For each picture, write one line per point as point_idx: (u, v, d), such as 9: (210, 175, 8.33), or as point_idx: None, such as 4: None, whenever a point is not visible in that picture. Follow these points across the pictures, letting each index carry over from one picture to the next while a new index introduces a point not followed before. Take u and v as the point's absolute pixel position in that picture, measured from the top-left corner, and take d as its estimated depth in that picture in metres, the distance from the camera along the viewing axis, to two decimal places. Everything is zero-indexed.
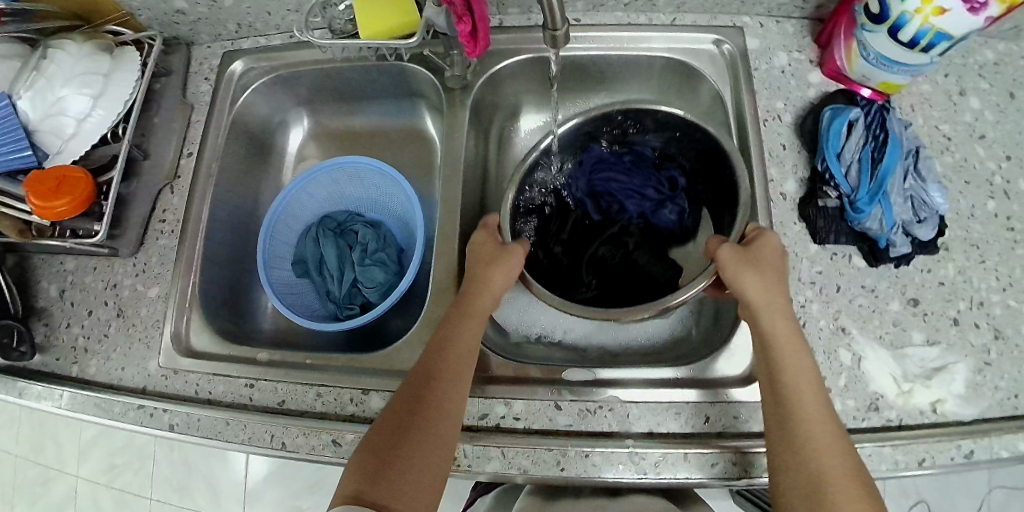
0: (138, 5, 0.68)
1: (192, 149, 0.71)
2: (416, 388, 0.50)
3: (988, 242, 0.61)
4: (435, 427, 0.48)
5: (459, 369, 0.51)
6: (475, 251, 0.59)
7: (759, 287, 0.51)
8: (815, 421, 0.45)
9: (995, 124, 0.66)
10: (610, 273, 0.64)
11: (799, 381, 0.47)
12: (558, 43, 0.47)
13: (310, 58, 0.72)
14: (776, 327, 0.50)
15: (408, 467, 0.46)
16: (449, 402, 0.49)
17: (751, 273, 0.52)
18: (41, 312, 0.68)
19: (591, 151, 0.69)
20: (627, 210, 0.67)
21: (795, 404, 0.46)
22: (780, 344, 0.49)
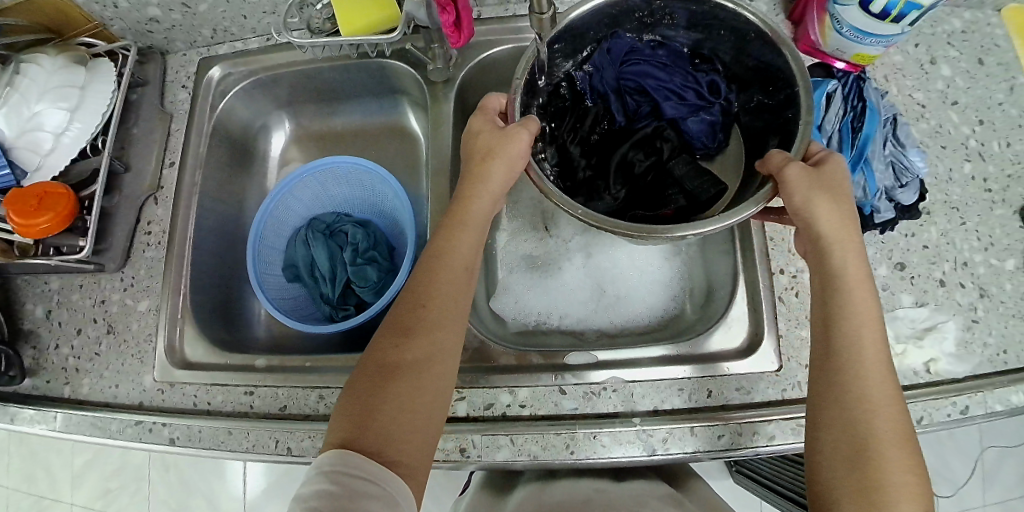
0: (110, 15, 0.67)
1: (174, 159, 0.70)
2: (412, 313, 0.49)
3: (968, 203, 0.63)
4: (432, 356, 0.47)
5: (453, 296, 0.50)
6: (473, 142, 0.55)
7: (838, 221, 0.48)
8: (873, 376, 0.45)
9: (966, 90, 0.67)
10: (638, 179, 0.60)
11: (866, 333, 0.46)
12: (544, 26, 0.48)
13: (288, 60, 0.71)
14: (847, 267, 0.48)
15: (405, 399, 0.45)
16: (443, 332, 0.48)
17: (826, 197, 0.47)
18: (28, 335, 0.66)
19: (623, 38, 0.60)
20: (661, 111, 0.61)
21: (853, 351, 0.46)
22: (848, 289, 0.47)
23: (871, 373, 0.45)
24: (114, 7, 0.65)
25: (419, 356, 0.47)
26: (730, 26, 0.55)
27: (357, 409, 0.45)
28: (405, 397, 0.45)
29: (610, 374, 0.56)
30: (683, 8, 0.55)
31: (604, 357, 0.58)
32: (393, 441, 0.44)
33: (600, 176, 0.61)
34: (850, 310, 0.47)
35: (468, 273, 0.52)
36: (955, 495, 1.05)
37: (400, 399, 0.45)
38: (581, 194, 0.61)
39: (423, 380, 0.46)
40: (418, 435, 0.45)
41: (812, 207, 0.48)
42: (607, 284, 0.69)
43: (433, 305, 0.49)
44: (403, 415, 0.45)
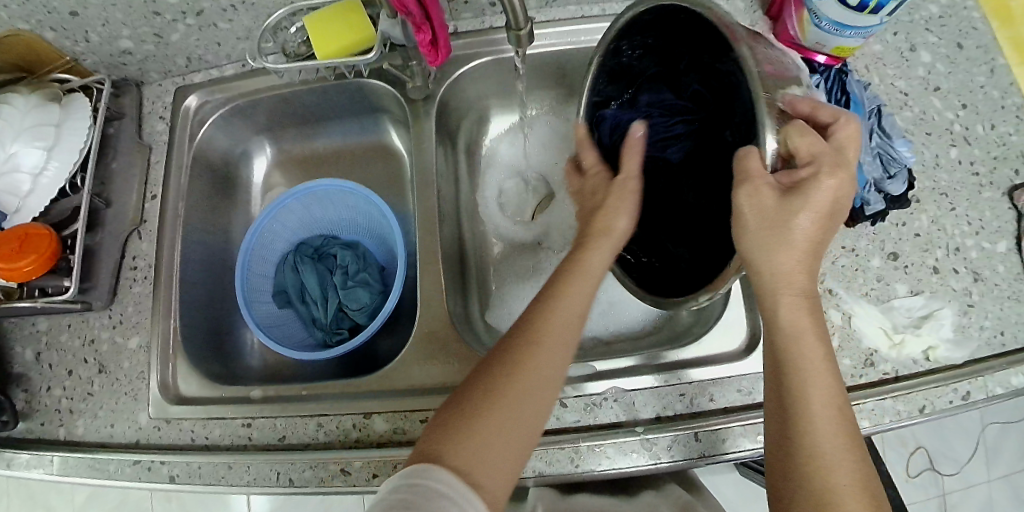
0: (82, 50, 0.66)
1: (156, 191, 0.69)
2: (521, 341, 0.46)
3: (956, 189, 0.63)
4: (534, 389, 0.44)
5: (565, 336, 0.47)
6: (590, 194, 0.59)
7: (789, 265, 0.43)
8: (824, 435, 0.40)
9: (948, 75, 0.68)
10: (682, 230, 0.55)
11: (813, 390, 0.42)
12: (523, 41, 0.48)
13: (265, 84, 0.71)
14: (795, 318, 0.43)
15: (500, 425, 0.42)
16: (549, 368, 0.45)
17: (768, 237, 0.42)
18: (18, 379, 0.65)
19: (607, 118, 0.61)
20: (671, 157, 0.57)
21: (801, 408, 0.41)
22: (794, 338, 0.43)
23: (827, 431, 0.40)
24: (85, 42, 0.64)
25: (523, 385, 0.44)
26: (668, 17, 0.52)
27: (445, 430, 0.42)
28: (499, 425, 0.42)
29: (610, 384, 0.56)
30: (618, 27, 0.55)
31: (601, 368, 0.57)
32: (481, 469, 0.40)
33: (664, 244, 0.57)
34: (797, 364, 0.42)
35: (582, 312, 0.49)
36: (960, 473, 1.05)
37: (496, 427, 0.42)
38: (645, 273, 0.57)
39: (521, 413, 0.44)
40: (504, 468, 0.42)
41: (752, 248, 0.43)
42: (601, 291, 0.69)
43: (548, 337, 0.47)
44: (493, 445, 0.41)
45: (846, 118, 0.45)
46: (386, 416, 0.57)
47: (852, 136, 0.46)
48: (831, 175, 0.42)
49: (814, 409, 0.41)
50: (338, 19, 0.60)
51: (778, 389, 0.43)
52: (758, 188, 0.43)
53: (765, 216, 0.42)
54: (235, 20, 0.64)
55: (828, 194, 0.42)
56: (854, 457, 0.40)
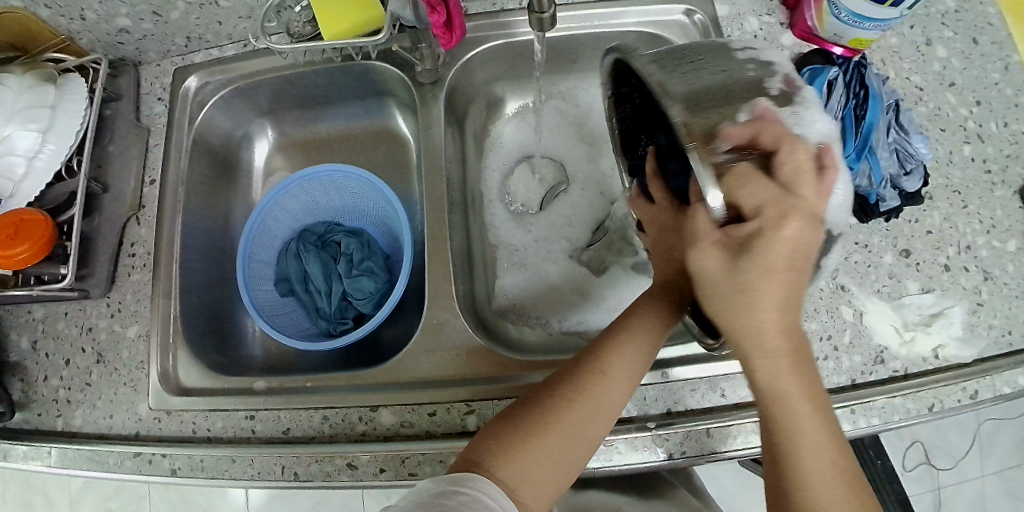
0: (78, 28, 0.63)
1: (154, 176, 0.67)
2: (592, 365, 0.46)
3: (969, 186, 0.63)
4: (593, 415, 0.44)
5: (633, 368, 0.46)
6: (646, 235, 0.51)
7: (765, 327, 0.36)
8: (824, 495, 0.36)
9: (963, 71, 0.67)
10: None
11: (803, 448, 0.37)
12: (544, 26, 0.46)
13: (267, 65, 0.68)
14: (771, 376, 0.37)
15: (549, 445, 0.42)
16: (612, 397, 0.45)
17: (737, 301, 0.36)
18: (14, 367, 0.63)
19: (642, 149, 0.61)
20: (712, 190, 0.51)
21: (788, 472, 0.37)
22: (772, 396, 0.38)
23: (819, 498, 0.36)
24: (81, 19, 0.62)
25: (583, 411, 0.44)
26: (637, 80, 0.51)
27: (494, 442, 0.43)
28: (551, 445, 0.42)
29: None
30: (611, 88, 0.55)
31: None
32: (524, 487, 0.41)
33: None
34: (787, 422, 0.37)
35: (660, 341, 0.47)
36: (954, 467, 1.07)
37: (544, 450, 0.42)
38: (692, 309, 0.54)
39: (575, 440, 0.43)
40: (544, 489, 0.42)
41: (717, 315, 0.37)
42: (611, 284, 0.68)
43: (622, 366, 0.46)
44: (540, 467, 0.42)
45: (792, 143, 0.37)
46: (393, 410, 0.56)
47: (805, 164, 0.37)
48: (782, 226, 0.34)
49: (807, 473, 0.36)
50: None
51: (768, 444, 0.39)
52: (706, 248, 0.36)
53: (722, 286, 0.36)
54: None
55: (788, 246, 0.34)
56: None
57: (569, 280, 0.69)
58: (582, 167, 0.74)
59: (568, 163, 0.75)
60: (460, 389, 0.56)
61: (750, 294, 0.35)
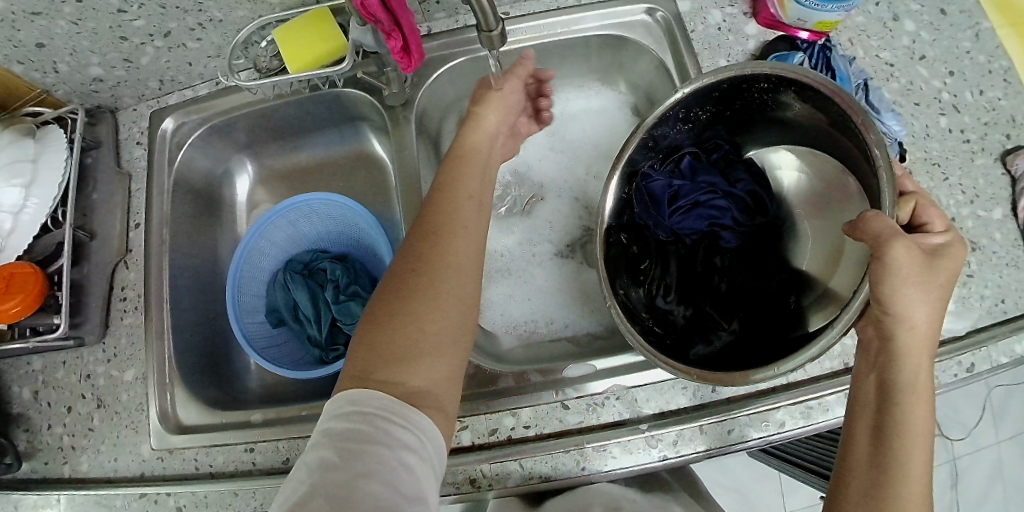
0: (52, 81, 0.64)
1: (139, 219, 0.68)
2: (418, 248, 0.47)
3: (948, 158, 0.62)
4: (446, 275, 0.45)
5: (458, 247, 0.47)
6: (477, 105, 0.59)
7: (915, 324, 0.41)
8: (914, 482, 0.39)
9: (933, 43, 0.67)
10: (734, 300, 0.56)
11: (917, 440, 0.39)
12: (494, 43, 0.48)
13: (240, 101, 0.69)
14: (917, 376, 0.41)
15: (421, 343, 0.42)
16: (449, 276, 0.45)
17: (919, 291, 0.40)
18: (18, 419, 0.64)
19: (655, 177, 0.59)
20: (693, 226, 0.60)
21: (898, 467, 0.39)
22: (912, 391, 0.41)
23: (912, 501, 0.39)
24: (54, 73, 0.63)
25: (435, 278, 0.45)
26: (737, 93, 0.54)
27: (370, 352, 0.41)
28: (423, 343, 0.42)
29: (610, 383, 0.55)
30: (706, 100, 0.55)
31: (602, 366, 0.56)
32: (419, 390, 0.40)
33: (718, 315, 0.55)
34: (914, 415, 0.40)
35: (474, 204, 0.51)
36: (967, 437, 1.05)
37: (416, 350, 0.42)
38: (697, 343, 0.55)
39: (443, 299, 0.44)
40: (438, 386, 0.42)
41: (891, 297, 0.41)
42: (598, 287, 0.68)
43: (449, 238, 0.47)
44: (427, 360, 0.42)
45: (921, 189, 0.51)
46: None
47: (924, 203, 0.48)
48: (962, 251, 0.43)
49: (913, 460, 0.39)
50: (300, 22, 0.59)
51: (882, 430, 0.40)
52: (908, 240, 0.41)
53: (918, 274, 0.40)
54: (205, 38, 0.63)
55: (955, 267, 0.42)
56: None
57: (557, 287, 0.69)
58: (561, 172, 0.75)
59: (547, 168, 0.75)
60: None
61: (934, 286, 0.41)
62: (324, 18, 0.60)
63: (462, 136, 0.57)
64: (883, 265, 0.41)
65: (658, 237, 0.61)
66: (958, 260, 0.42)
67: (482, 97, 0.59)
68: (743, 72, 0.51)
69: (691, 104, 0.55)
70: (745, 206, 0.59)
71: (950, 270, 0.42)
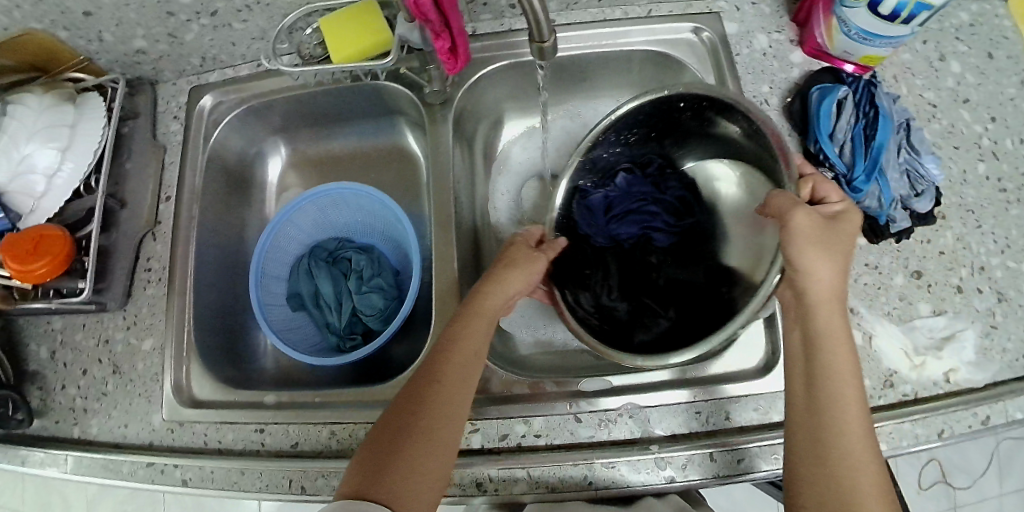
0: (96, 49, 0.65)
1: (170, 193, 0.69)
2: (420, 387, 0.50)
3: (983, 206, 0.62)
4: (443, 422, 0.48)
5: (464, 375, 0.51)
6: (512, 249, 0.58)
7: (821, 281, 0.46)
8: (853, 429, 0.44)
9: (977, 86, 0.66)
10: (671, 292, 0.61)
11: (847, 393, 0.45)
12: (545, 54, 0.48)
13: (279, 86, 0.70)
14: (831, 323, 0.47)
15: (416, 468, 0.46)
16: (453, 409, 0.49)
17: (820, 252, 0.46)
18: (33, 377, 0.65)
19: (592, 192, 0.65)
20: (629, 229, 0.66)
21: (835, 420, 0.44)
22: (831, 343, 0.46)
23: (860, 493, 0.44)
24: (99, 41, 0.64)
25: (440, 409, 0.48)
26: (660, 115, 0.60)
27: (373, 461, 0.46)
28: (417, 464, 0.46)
29: (625, 400, 0.56)
30: (634, 122, 0.61)
31: (619, 383, 0.57)
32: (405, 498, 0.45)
33: (655, 305, 0.60)
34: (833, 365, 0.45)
35: (479, 351, 0.52)
36: (972, 486, 1.05)
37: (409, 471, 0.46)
38: (638, 332, 0.58)
39: (444, 428, 0.48)
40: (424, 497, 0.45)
41: (800, 259, 0.46)
42: None
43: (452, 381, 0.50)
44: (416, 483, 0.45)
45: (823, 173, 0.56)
46: None
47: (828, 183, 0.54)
48: (855, 213, 0.50)
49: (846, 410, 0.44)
50: (347, 13, 0.61)
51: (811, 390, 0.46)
52: (807, 209, 0.47)
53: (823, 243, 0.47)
54: (250, 20, 0.63)
55: (851, 226, 0.49)
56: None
57: None
58: None
59: None
60: None
61: (833, 244, 0.47)
62: (370, 9, 0.61)
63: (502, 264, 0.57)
64: (788, 231, 0.47)
65: (598, 243, 0.65)
66: (853, 223, 0.49)
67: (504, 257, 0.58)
68: (662, 94, 0.56)
69: (621, 128, 0.61)
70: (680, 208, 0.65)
71: (844, 230, 0.48)
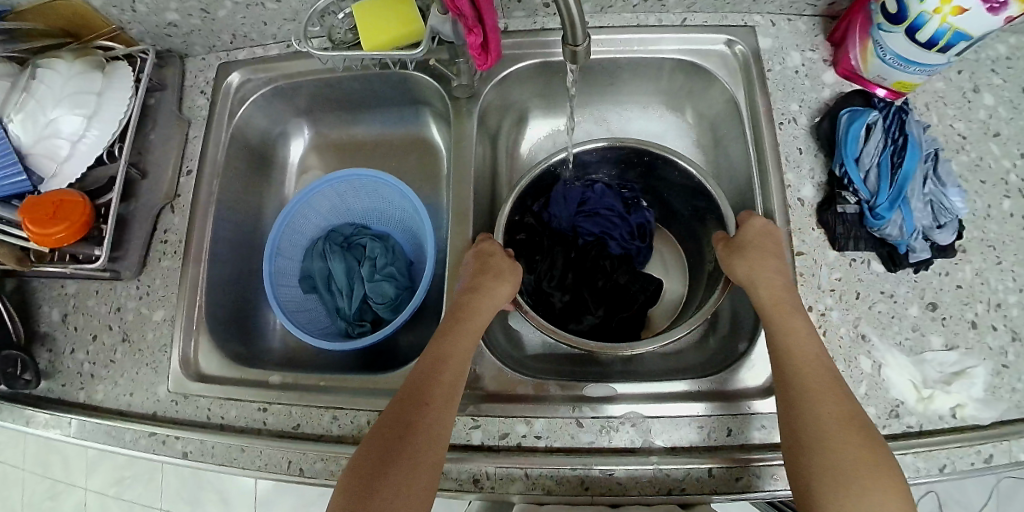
0: (129, 19, 0.65)
1: (191, 167, 0.69)
2: (409, 401, 0.51)
3: (1005, 242, 0.61)
4: (429, 437, 0.49)
5: (451, 393, 0.52)
6: (487, 261, 0.61)
7: (752, 281, 0.57)
8: (812, 375, 0.50)
9: (1009, 121, 0.65)
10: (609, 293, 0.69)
11: (798, 343, 0.52)
12: (577, 58, 0.47)
13: (307, 68, 0.71)
14: (765, 294, 0.55)
15: (405, 476, 0.47)
16: (438, 424, 0.50)
17: (745, 264, 0.57)
18: (44, 338, 0.66)
19: (573, 185, 0.72)
20: (591, 227, 0.72)
21: (794, 367, 0.50)
22: (774, 312, 0.54)
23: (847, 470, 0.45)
24: (132, 12, 0.64)
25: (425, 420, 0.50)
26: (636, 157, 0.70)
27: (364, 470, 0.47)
28: (405, 472, 0.47)
29: (629, 408, 0.56)
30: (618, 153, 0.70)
31: (623, 390, 0.58)
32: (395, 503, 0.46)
33: (590, 301, 0.68)
34: (784, 323, 0.53)
35: (462, 366, 0.54)
36: None
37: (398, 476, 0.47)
38: (572, 321, 0.68)
39: (429, 439, 0.49)
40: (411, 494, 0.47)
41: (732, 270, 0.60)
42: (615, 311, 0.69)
43: (441, 384, 0.52)
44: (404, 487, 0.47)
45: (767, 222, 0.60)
46: None
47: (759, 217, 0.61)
48: (756, 216, 0.60)
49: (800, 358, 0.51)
50: (382, 1, 0.61)
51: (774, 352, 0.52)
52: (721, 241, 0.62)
53: (761, 246, 0.58)
54: (284, 1, 0.64)
55: (762, 228, 0.59)
56: (889, 481, 0.44)
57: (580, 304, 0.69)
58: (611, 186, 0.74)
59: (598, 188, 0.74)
60: (469, 402, 0.57)
61: (750, 248, 0.58)
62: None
63: (482, 289, 0.59)
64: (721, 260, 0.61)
65: (558, 228, 0.72)
66: (756, 224, 0.59)
67: (484, 266, 0.60)
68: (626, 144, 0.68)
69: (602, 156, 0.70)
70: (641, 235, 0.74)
71: (760, 236, 0.58)
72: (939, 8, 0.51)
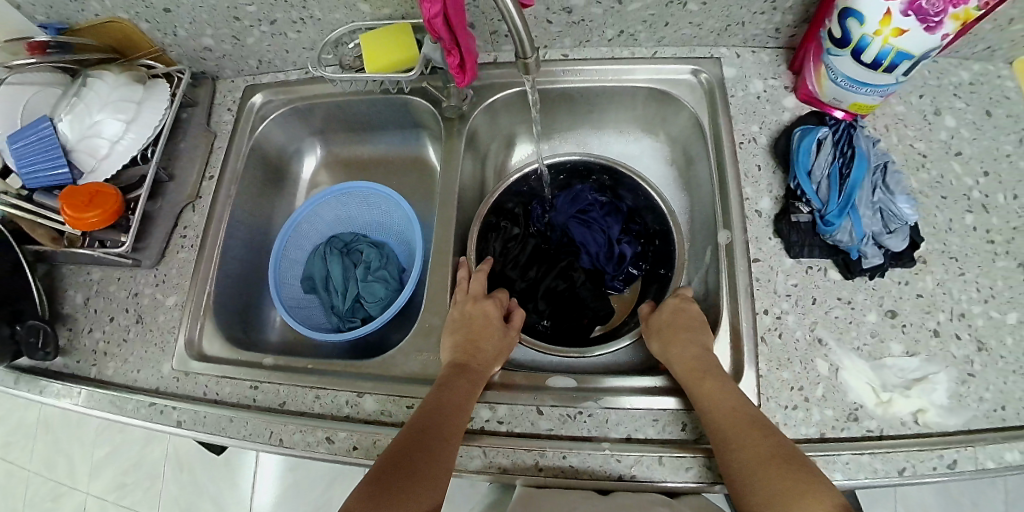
0: (170, 42, 0.76)
1: (213, 173, 0.78)
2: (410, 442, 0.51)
3: (968, 254, 0.62)
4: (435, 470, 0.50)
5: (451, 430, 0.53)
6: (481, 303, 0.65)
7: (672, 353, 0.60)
8: (737, 419, 0.51)
9: (972, 141, 0.67)
10: (562, 298, 0.74)
11: (715, 394, 0.54)
12: (529, 69, 0.54)
13: (322, 91, 0.80)
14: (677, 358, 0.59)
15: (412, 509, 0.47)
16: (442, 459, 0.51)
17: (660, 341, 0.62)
18: (66, 319, 0.73)
19: (585, 194, 0.78)
20: (574, 233, 0.77)
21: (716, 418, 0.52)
22: (687, 373, 0.57)
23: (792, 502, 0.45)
24: (173, 36, 0.75)
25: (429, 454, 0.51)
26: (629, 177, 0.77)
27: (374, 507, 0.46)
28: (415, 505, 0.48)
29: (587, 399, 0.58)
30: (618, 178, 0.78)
31: (584, 383, 0.61)
32: None
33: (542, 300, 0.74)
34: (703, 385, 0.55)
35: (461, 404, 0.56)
36: None
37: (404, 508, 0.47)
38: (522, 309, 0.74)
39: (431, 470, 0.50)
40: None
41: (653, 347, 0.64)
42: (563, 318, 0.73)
43: (447, 419, 0.54)
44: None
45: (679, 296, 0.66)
46: (377, 397, 0.62)
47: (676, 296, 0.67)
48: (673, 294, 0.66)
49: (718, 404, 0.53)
50: (384, 30, 0.69)
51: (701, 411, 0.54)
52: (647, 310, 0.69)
53: (672, 322, 0.63)
54: (303, 31, 0.74)
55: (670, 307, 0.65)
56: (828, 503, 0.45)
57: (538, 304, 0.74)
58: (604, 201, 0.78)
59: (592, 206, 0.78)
60: None
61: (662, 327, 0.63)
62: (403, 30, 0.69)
63: (478, 327, 0.63)
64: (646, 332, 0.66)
65: (553, 219, 0.79)
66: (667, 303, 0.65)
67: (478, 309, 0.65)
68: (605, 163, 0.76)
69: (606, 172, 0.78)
70: (617, 263, 0.76)
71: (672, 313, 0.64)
72: (880, 30, 0.55)
